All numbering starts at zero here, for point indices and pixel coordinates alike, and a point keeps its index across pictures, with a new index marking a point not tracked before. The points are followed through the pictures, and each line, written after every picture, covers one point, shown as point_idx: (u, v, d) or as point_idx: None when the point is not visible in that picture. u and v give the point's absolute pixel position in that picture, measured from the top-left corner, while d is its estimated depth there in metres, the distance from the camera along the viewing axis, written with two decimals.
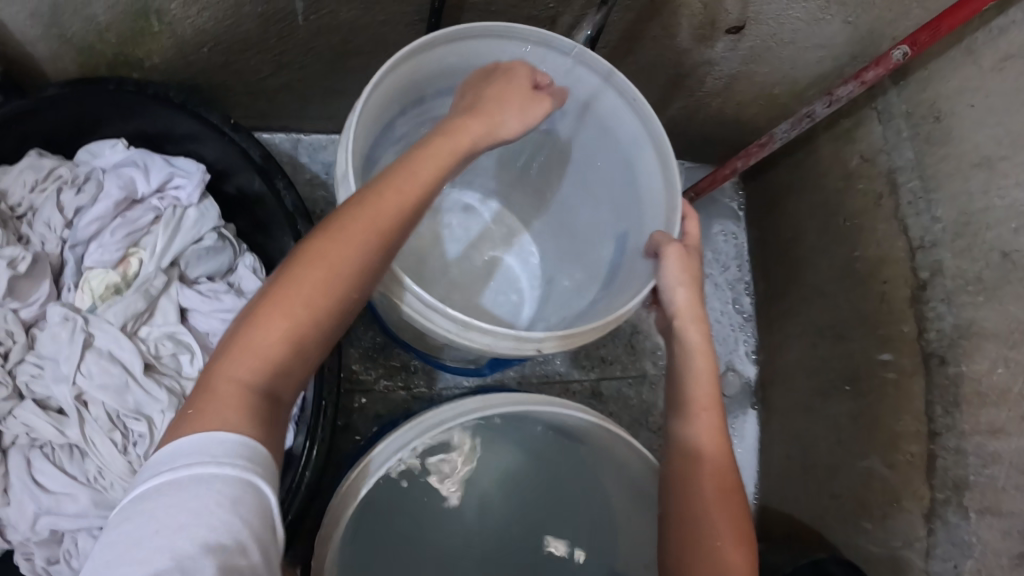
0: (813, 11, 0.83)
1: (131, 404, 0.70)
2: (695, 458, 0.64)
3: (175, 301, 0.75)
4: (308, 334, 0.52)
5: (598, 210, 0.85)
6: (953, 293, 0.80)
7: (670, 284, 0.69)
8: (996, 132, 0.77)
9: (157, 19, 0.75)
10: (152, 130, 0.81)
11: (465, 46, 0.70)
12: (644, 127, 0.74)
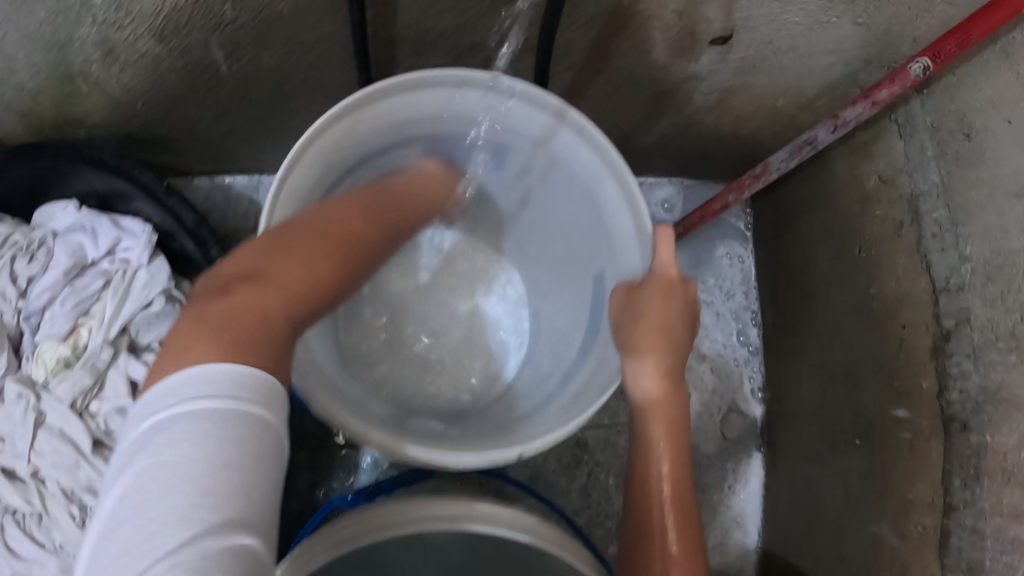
0: (814, 13, 0.70)
1: (83, 480, 0.70)
2: (650, 511, 0.52)
3: (124, 373, 0.73)
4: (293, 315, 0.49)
5: (573, 252, 0.72)
6: (981, 349, 0.68)
7: (635, 316, 0.58)
8: None
9: (84, 81, 0.71)
10: (103, 189, 0.79)
11: (375, 108, 0.61)
12: (601, 160, 0.62)
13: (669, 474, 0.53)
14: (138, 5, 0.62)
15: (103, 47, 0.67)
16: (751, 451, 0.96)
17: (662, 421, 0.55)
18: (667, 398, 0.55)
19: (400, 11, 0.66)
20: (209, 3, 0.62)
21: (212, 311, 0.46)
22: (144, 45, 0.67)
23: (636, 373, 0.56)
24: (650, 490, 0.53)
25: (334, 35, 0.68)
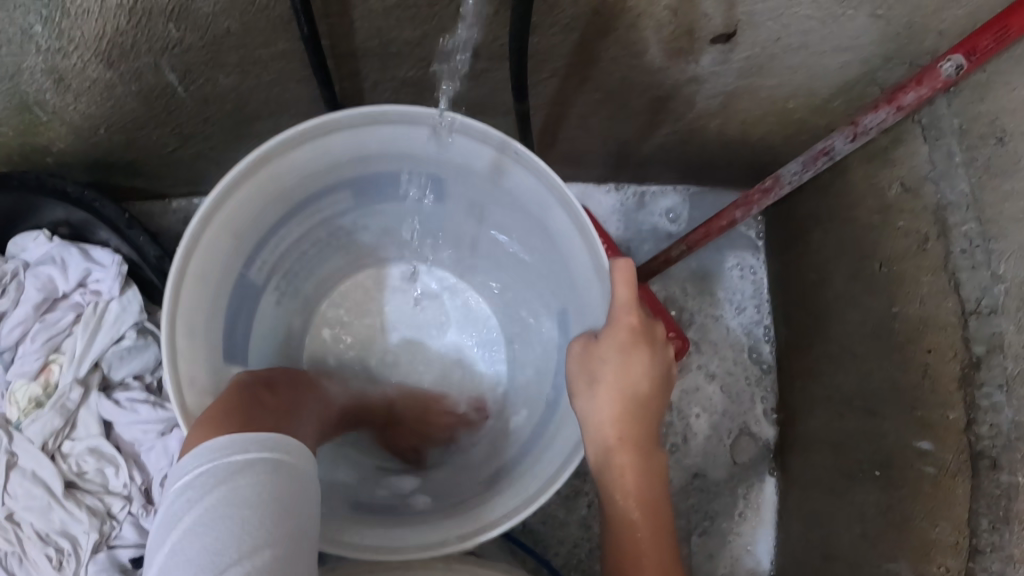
0: (827, 6, 0.61)
1: (57, 524, 0.68)
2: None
3: (95, 412, 0.71)
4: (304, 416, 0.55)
5: (536, 285, 0.71)
6: (1014, 380, 0.61)
7: (603, 372, 0.53)
8: None
9: (41, 110, 0.67)
10: (76, 220, 0.75)
11: (285, 160, 0.60)
12: (547, 190, 0.61)
13: (648, 537, 0.50)
14: (79, 31, 0.57)
15: (52, 75, 0.62)
16: (763, 475, 0.90)
17: (635, 486, 0.50)
18: (637, 473, 0.51)
19: (358, 23, 0.63)
20: (150, 24, 0.58)
21: (252, 401, 0.50)
22: (94, 71, 0.62)
23: (600, 434, 0.52)
24: (629, 557, 0.49)
25: (290, 54, 0.64)
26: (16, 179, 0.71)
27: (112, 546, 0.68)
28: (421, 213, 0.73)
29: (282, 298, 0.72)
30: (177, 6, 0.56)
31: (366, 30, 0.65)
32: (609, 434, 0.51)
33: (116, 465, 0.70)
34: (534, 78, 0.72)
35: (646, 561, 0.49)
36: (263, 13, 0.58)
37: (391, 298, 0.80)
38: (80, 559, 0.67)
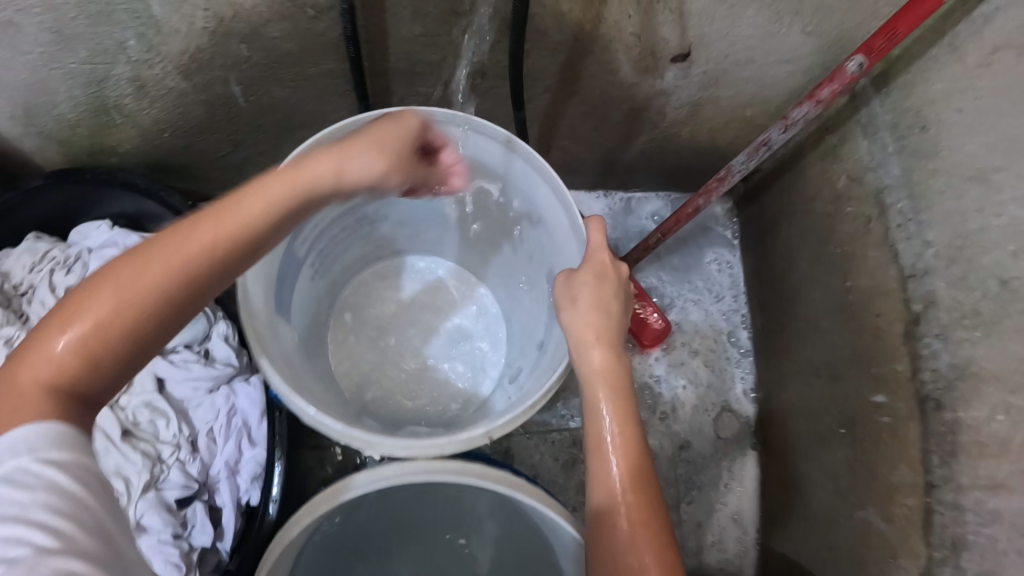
0: (765, 25, 0.74)
1: (111, 465, 0.75)
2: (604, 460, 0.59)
3: (150, 370, 0.80)
4: (100, 349, 0.43)
5: (528, 260, 0.82)
6: (948, 328, 0.72)
7: (580, 291, 0.66)
8: (989, 139, 0.69)
9: (117, 113, 0.79)
10: (135, 211, 0.88)
11: None
12: (537, 170, 0.73)
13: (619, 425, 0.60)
14: (166, 45, 0.70)
15: (135, 82, 0.75)
16: (746, 451, 0.98)
17: (608, 380, 0.62)
18: (610, 369, 0.63)
19: (391, 45, 0.77)
20: (227, 44, 0.71)
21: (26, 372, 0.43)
22: (172, 81, 0.74)
23: (580, 338, 0.64)
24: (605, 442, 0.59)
25: (336, 71, 0.77)
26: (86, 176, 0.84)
27: (160, 489, 0.76)
28: (434, 207, 0.84)
29: (315, 277, 0.82)
30: (251, 31, 0.70)
31: (399, 55, 0.79)
32: (588, 339, 0.64)
33: (167, 418, 0.79)
34: (532, 93, 0.85)
35: (620, 443, 0.59)
36: (319, 38, 0.72)
37: (410, 284, 0.93)
38: (130, 497, 0.74)
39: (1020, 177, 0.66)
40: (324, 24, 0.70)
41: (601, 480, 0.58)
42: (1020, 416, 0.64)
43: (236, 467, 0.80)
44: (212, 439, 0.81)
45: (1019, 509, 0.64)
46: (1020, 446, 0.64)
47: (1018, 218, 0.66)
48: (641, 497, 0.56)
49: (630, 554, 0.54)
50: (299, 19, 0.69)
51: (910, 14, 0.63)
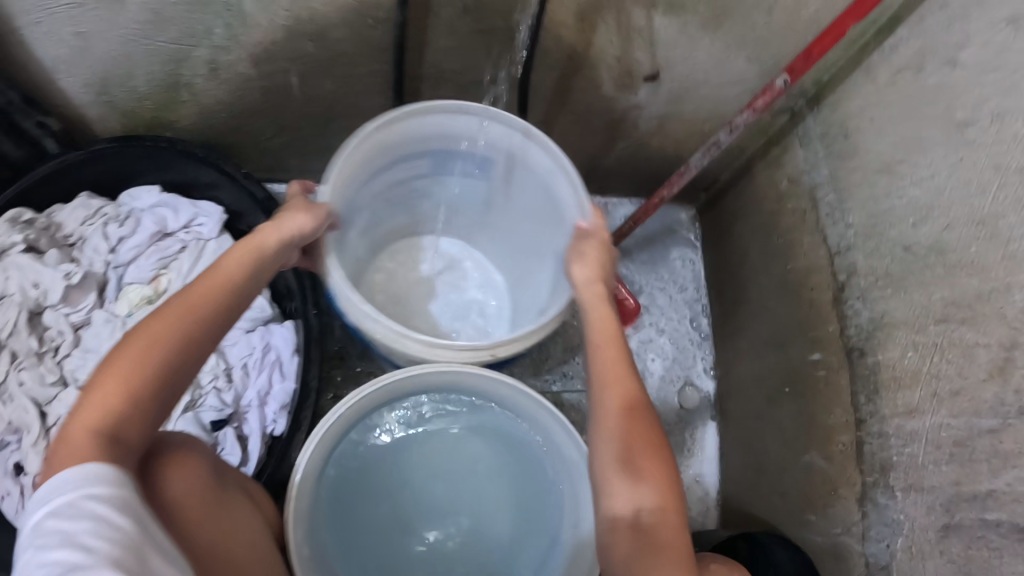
0: (717, 53, 0.93)
1: None
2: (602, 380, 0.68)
3: None
4: (140, 390, 0.56)
5: (537, 237, 0.96)
6: (867, 290, 0.88)
7: (586, 249, 0.78)
8: (893, 139, 0.85)
9: (185, 91, 0.95)
10: (181, 179, 1.01)
11: (389, 131, 0.84)
12: (552, 162, 0.86)
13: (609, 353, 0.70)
14: (246, 36, 0.87)
15: (211, 64, 0.91)
16: (706, 419, 1.12)
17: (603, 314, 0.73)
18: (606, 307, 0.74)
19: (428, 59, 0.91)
20: (299, 42, 0.88)
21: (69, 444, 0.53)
22: (242, 67, 0.91)
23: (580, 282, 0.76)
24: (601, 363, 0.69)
25: (377, 72, 0.93)
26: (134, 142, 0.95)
27: (198, 411, 0.90)
28: (469, 186, 0.98)
29: (363, 233, 0.96)
30: (318, 33, 0.87)
31: (431, 65, 0.92)
32: (589, 281, 0.76)
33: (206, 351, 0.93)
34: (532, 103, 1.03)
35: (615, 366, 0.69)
36: (371, 43, 0.88)
37: (433, 256, 1.07)
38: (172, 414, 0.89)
39: (917, 167, 0.82)
40: (378, 33, 0.87)
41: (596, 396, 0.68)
42: (926, 351, 0.80)
43: (265, 399, 0.92)
44: (245, 373, 0.94)
45: (930, 426, 0.79)
46: (926, 374, 0.80)
47: (916, 198, 0.83)
48: (636, 408, 0.66)
49: (631, 449, 0.64)
50: (358, 25, 0.86)
51: (820, 39, 0.79)
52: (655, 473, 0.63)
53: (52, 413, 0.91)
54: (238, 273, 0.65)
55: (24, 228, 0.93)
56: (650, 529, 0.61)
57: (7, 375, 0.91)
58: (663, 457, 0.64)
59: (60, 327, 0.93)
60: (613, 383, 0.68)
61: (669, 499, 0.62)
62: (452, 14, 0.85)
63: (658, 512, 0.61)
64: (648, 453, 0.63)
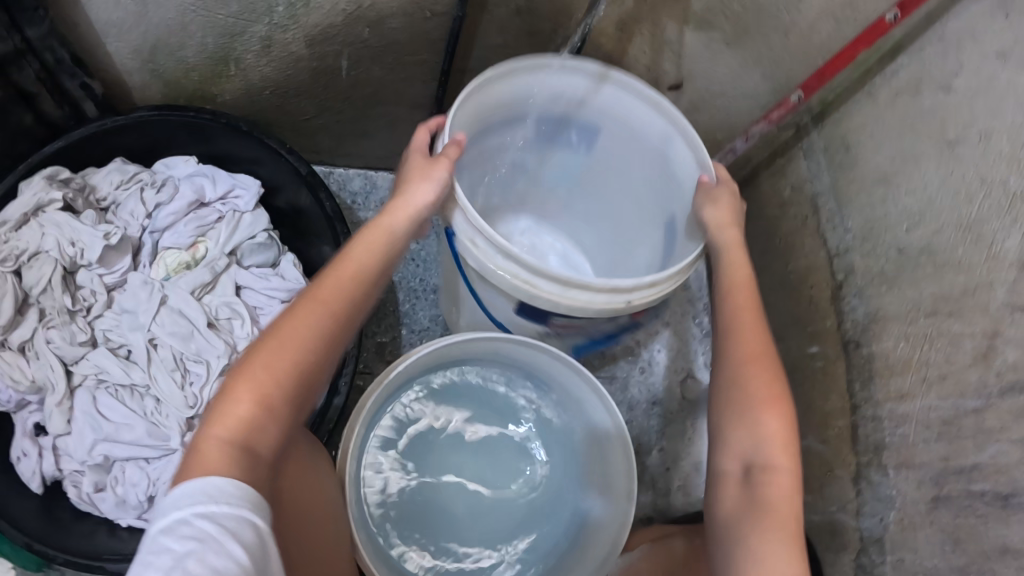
0: (735, 70, 1.02)
1: (194, 349, 0.92)
2: (731, 331, 0.72)
3: (233, 279, 0.98)
4: (276, 392, 0.58)
5: (639, 207, 0.98)
6: (863, 287, 0.98)
7: (711, 198, 0.80)
8: (889, 153, 0.95)
9: (234, 66, 0.98)
10: (219, 153, 1.04)
11: (507, 80, 0.83)
12: (666, 119, 0.85)
13: (739, 300, 0.74)
14: (307, 17, 0.91)
15: (264, 42, 0.95)
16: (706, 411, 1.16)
17: (738, 256, 0.77)
18: (739, 253, 0.77)
19: (475, 52, 0.97)
20: (354, 27, 0.93)
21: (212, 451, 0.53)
22: (296, 46, 0.96)
23: (711, 226, 0.79)
24: (732, 313, 0.73)
25: (423, 62, 0.98)
26: (175, 115, 0.97)
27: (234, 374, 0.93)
28: (571, 159, 1.00)
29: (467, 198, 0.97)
30: (377, 19, 0.92)
31: (478, 59, 0.98)
32: (722, 223, 0.79)
33: (241, 318, 0.96)
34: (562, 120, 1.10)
35: (746, 316, 0.73)
36: (425, 35, 0.94)
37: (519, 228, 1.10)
38: (207, 378, 0.92)
39: (912, 178, 0.92)
40: (431, 25, 0.93)
41: (726, 352, 0.72)
42: (916, 342, 0.90)
43: None
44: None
45: (920, 409, 0.88)
46: (917, 361, 0.89)
47: (908, 206, 0.92)
48: (767, 366, 0.70)
49: (755, 392, 0.68)
50: (415, 16, 0.92)
51: (832, 64, 0.86)
52: (774, 434, 0.66)
53: (79, 372, 0.92)
54: (366, 270, 0.67)
55: (61, 187, 0.94)
56: (760, 490, 0.65)
57: (35, 332, 0.91)
58: (785, 419, 0.67)
59: (92, 287, 0.94)
60: (748, 340, 0.71)
61: (785, 459, 0.65)
62: (505, 14, 0.92)
63: (772, 469, 0.65)
64: (774, 413, 0.67)
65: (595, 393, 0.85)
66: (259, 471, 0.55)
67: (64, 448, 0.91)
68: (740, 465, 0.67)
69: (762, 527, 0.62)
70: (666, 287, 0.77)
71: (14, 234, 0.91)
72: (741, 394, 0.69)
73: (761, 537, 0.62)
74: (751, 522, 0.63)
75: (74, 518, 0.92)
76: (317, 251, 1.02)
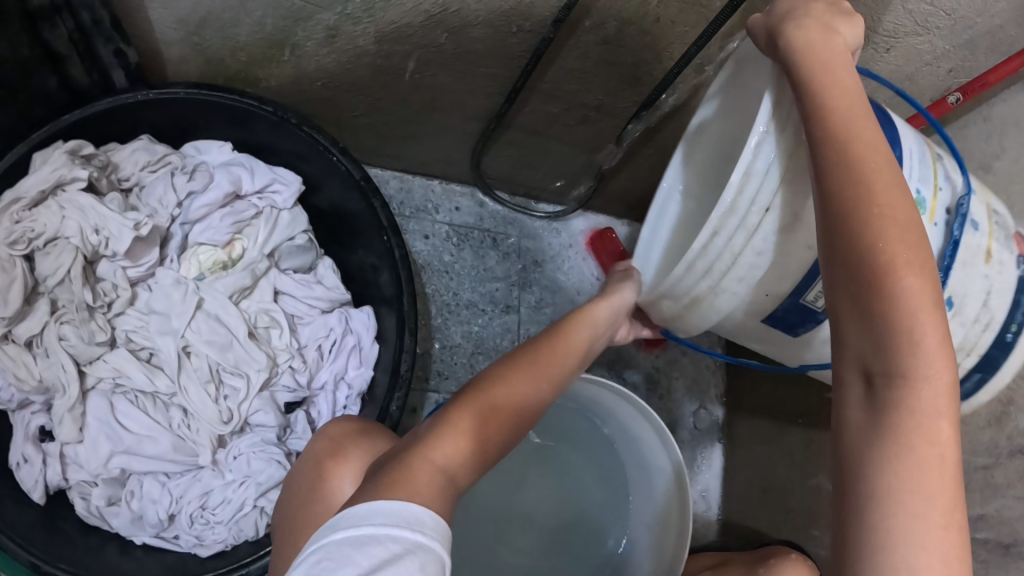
0: None
1: (232, 360, 0.87)
2: (860, 180, 0.52)
3: (272, 283, 0.93)
4: (497, 434, 0.58)
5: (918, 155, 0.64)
6: None
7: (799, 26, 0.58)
8: None
9: (290, 52, 0.88)
10: (255, 142, 0.93)
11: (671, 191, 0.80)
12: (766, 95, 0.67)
13: (862, 133, 0.54)
14: (385, 13, 0.83)
15: (330, 31, 0.85)
16: (713, 442, 1.22)
17: (831, 68, 0.56)
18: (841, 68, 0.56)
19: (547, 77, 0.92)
20: (432, 31, 0.86)
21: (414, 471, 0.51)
22: (363, 40, 0.87)
23: (796, 41, 0.57)
24: (846, 152, 0.53)
25: (498, 75, 0.93)
26: (220, 94, 0.85)
27: (273, 390, 0.89)
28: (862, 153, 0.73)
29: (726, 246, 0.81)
30: (458, 26, 0.85)
31: (552, 79, 0.92)
32: (811, 36, 0.57)
33: (280, 328, 0.92)
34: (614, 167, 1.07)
35: (875, 158, 0.53)
36: (506, 49, 0.88)
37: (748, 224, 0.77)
38: (246, 393, 0.86)
39: None
40: (515, 40, 0.86)
41: (847, 215, 0.52)
42: None
43: (338, 383, 0.92)
44: (319, 355, 0.93)
45: None
46: None
47: None
48: (902, 225, 0.51)
49: (890, 266, 0.50)
50: (501, 29, 0.84)
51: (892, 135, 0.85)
52: (913, 328, 0.50)
53: (93, 374, 0.84)
54: (579, 348, 0.70)
55: (84, 164, 0.84)
56: (886, 405, 0.51)
57: (45, 327, 0.81)
58: (932, 300, 0.50)
59: (115, 280, 0.85)
60: (875, 194, 0.52)
61: (933, 359, 0.50)
62: (590, 41, 0.85)
63: (909, 378, 0.50)
64: (914, 293, 0.50)
65: (646, 419, 0.83)
66: (456, 501, 0.52)
67: (70, 458, 0.82)
68: (858, 371, 0.53)
69: (889, 449, 0.49)
70: (789, 171, 0.59)
71: (27, 213, 0.82)
72: (870, 272, 0.51)
73: (898, 465, 0.49)
74: (878, 448, 0.50)
75: (79, 532, 0.83)
76: (357, 259, 0.96)
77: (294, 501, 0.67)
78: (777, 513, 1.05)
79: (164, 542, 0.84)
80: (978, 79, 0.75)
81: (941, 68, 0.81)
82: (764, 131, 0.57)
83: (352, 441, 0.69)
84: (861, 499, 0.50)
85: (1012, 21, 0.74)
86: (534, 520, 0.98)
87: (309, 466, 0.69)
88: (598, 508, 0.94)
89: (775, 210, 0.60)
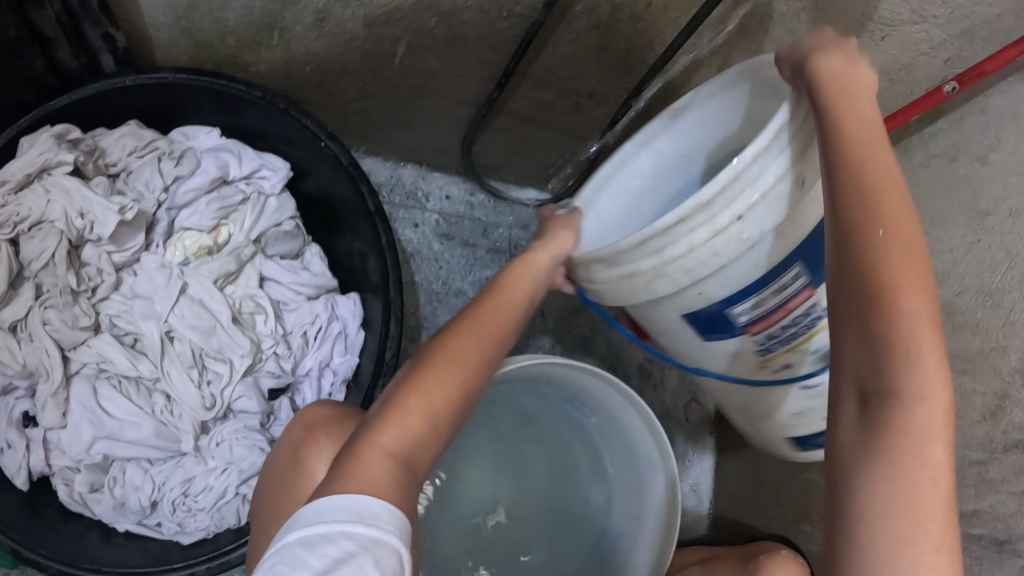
0: None
1: (214, 346, 0.86)
2: (869, 205, 0.50)
3: (258, 270, 0.92)
4: (448, 415, 0.54)
5: None
6: None
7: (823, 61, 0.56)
8: None
9: (279, 35, 0.87)
10: (243, 127, 0.92)
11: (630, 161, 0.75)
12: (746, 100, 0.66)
13: (876, 159, 0.52)
14: None
15: (318, 15, 0.84)
16: (705, 433, 1.20)
17: (851, 94, 0.54)
18: (864, 100, 0.55)
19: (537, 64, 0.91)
20: (421, 15, 0.84)
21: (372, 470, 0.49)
22: (352, 24, 0.86)
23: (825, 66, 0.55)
24: (859, 176, 0.51)
25: (489, 61, 0.92)
26: (209, 79, 0.84)
27: (257, 375, 0.88)
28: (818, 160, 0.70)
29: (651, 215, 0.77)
30: (449, 11, 0.83)
31: (543, 64, 0.91)
32: (836, 63, 0.56)
33: (265, 313, 0.91)
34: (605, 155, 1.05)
35: (886, 186, 0.51)
36: (496, 33, 0.86)
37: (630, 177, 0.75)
38: (229, 378, 0.86)
39: None
40: (505, 25, 0.84)
41: (850, 239, 0.50)
42: None
43: (323, 369, 0.92)
44: (304, 342, 0.92)
45: None
46: None
47: None
48: (906, 249, 0.49)
49: (895, 291, 0.48)
50: (491, 13, 0.83)
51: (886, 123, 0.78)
52: (909, 351, 0.47)
53: (77, 359, 0.83)
54: (517, 298, 0.64)
55: (70, 148, 0.83)
56: (883, 428, 0.48)
57: (30, 311, 0.81)
58: (931, 326, 0.48)
59: (99, 264, 0.84)
60: (880, 217, 0.50)
61: (930, 381, 0.47)
62: (583, 27, 0.83)
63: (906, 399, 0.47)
64: (917, 317, 0.48)
65: (627, 402, 0.81)
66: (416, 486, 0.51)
67: (53, 444, 0.81)
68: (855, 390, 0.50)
69: (882, 472, 0.47)
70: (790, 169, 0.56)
71: (13, 196, 0.81)
72: (877, 297, 0.48)
73: (888, 486, 0.47)
74: (870, 468, 0.48)
75: (61, 519, 0.82)
76: (345, 246, 0.96)
77: (268, 494, 0.67)
78: (766, 507, 1.04)
79: (146, 529, 0.84)
80: (973, 69, 0.69)
81: (938, 58, 0.76)
82: (769, 143, 0.54)
83: (327, 428, 0.68)
84: (846, 521, 0.47)
85: (1010, 11, 0.69)
86: (520, 517, 0.97)
87: (286, 452, 0.68)
88: (585, 502, 0.93)
89: (747, 221, 0.56)
